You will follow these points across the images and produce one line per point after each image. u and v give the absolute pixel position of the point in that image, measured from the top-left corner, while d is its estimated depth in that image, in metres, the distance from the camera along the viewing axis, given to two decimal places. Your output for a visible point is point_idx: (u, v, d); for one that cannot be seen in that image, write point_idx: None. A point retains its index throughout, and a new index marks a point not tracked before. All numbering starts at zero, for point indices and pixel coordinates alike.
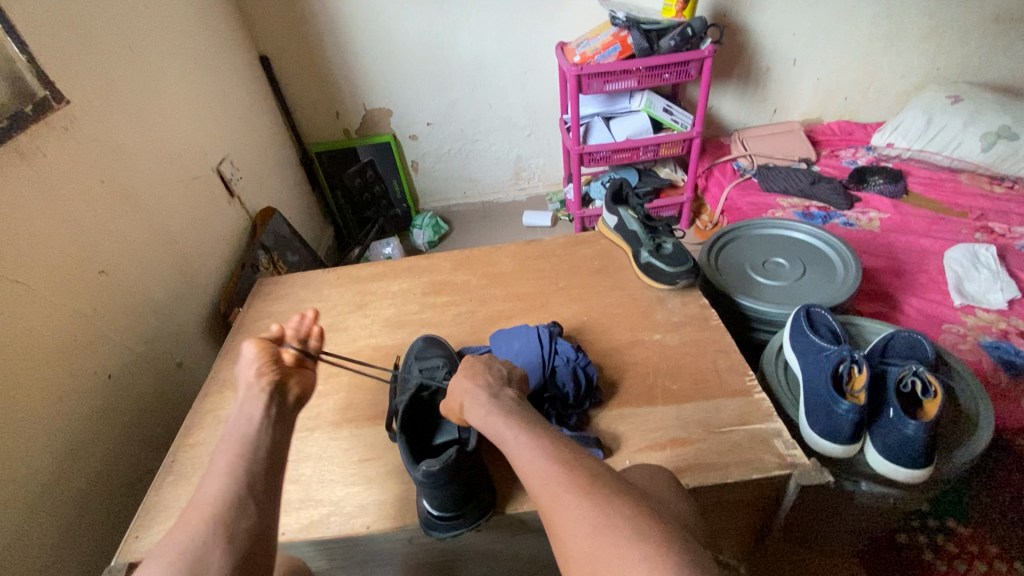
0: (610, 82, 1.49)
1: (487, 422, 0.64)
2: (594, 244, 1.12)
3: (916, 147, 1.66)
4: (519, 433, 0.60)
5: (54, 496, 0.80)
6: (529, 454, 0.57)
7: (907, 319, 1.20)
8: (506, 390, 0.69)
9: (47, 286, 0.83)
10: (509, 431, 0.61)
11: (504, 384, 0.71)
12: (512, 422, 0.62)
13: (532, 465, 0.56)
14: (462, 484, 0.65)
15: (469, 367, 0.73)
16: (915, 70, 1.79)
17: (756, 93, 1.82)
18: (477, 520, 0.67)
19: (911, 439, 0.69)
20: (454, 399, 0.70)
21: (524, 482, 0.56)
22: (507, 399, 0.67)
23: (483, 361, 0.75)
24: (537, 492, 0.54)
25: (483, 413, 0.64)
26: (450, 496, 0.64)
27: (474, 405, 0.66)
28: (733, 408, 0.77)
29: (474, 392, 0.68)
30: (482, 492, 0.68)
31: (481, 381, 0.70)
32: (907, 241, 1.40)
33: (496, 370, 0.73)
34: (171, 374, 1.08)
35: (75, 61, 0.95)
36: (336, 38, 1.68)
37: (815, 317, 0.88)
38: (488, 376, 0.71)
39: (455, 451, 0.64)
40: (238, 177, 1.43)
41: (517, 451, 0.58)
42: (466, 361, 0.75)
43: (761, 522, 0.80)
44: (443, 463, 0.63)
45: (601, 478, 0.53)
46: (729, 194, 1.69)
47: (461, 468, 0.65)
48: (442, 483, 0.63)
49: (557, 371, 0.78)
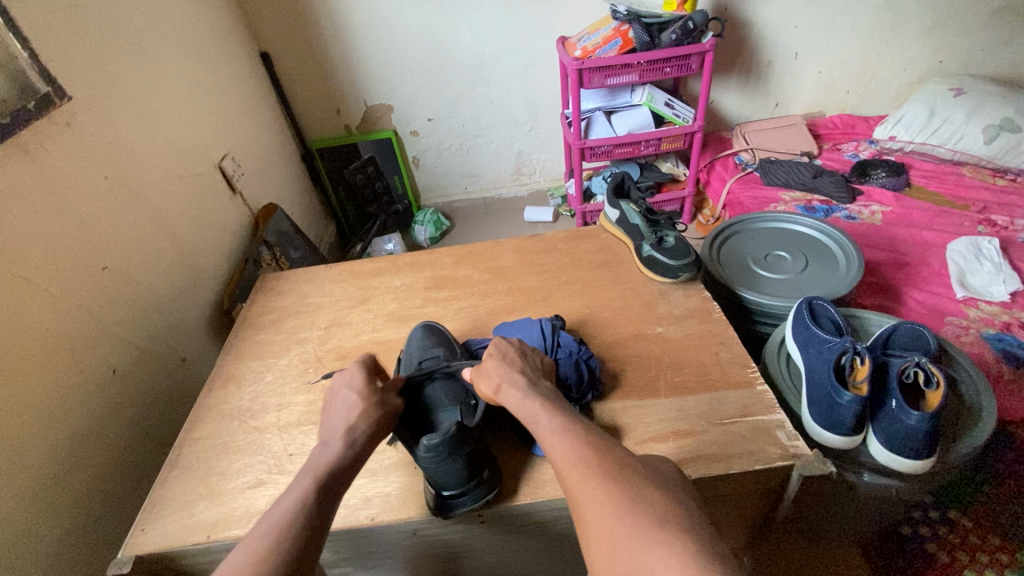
0: (612, 75, 1.49)
1: (524, 405, 0.64)
2: (596, 238, 1.12)
3: (919, 140, 1.65)
4: (553, 416, 0.61)
5: (59, 490, 0.80)
6: (560, 437, 0.58)
7: (909, 312, 1.20)
8: (542, 380, 0.69)
9: (51, 281, 0.83)
10: (545, 415, 0.62)
11: (540, 375, 0.71)
12: (547, 406, 0.63)
13: (563, 446, 0.57)
14: (467, 456, 0.66)
15: (506, 351, 0.73)
16: (917, 62, 1.79)
17: (758, 87, 1.82)
18: (486, 493, 0.68)
19: (913, 429, 0.69)
20: (492, 379, 0.69)
21: (552, 460, 0.57)
22: (544, 387, 0.67)
23: (516, 346, 0.74)
24: (564, 470, 0.55)
25: (522, 395, 0.65)
26: (455, 470, 0.66)
27: (512, 389, 0.66)
28: (735, 400, 0.77)
29: (512, 377, 0.68)
30: (487, 466, 0.70)
31: (519, 368, 0.70)
32: (910, 234, 1.40)
33: (532, 358, 0.73)
34: (174, 369, 1.09)
35: (78, 58, 0.95)
36: (337, 34, 1.68)
37: (817, 309, 0.88)
38: (525, 364, 0.71)
39: (455, 424, 0.65)
40: (239, 173, 1.43)
41: (549, 433, 0.60)
42: (501, 342, 0.75)
43: (764, 513, 0.80)
44: (444, 436, 0.64)
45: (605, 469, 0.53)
46: (731, 188, 1.69)
47: (464, 440, 0.66)
48: (445, 455, 0.65)
49: (562, 366, 0.78)
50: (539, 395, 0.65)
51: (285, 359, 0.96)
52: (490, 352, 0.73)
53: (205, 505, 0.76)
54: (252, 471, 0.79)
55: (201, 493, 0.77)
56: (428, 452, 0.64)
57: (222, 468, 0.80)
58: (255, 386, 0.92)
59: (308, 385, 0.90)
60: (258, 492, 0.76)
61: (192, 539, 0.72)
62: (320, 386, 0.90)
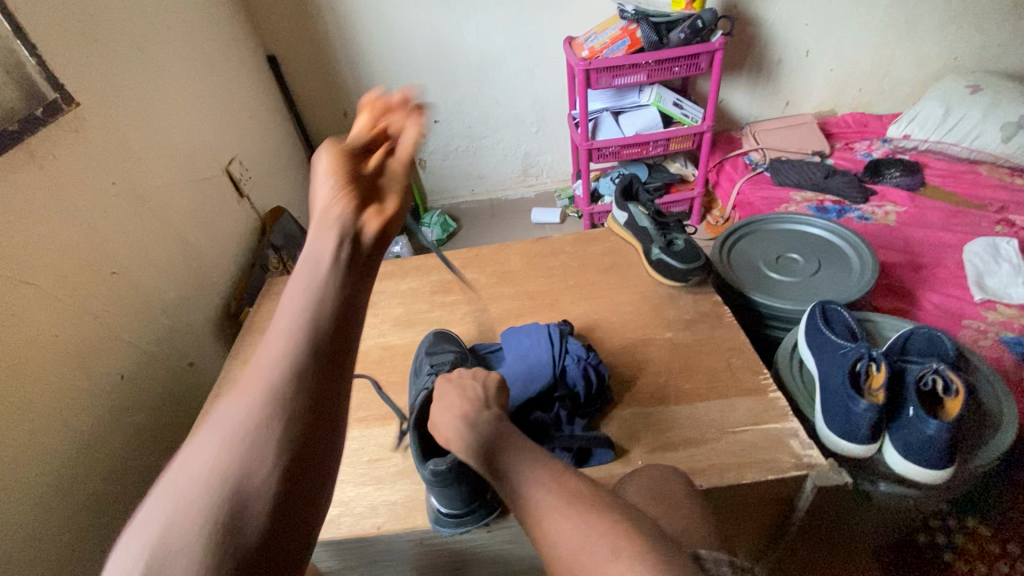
0: (619, 75, 1.48)
1: (472, 457, 0.55)
2: (604, 241, 1.10)
3: (934, 138, 1.61)
4: (506, 446, 0.54)
5: (67, 496, 0.80)
6: (515, 474, 0.52)
7: (924, 315, 1.17)
8: (485, 416, 0.58)
9: (59, 288, 0.83)
10: (494, 464, 0.53)
11: (482, 407, 0.59)
12: (495, 454, 0.54)
13: (519, 485, 0.51)
14: (470, 481, 0.64)
15: (445, 395, 0.63)
16: (932, 59, 1.75)
17: (768, 85, 1.79)
18: (486, 515, 0.67)
19: (932, 438, 0.67)
20: (438, 432, 0.60)
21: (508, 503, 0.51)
22: (488, 429, 0.57)
23: (455, 381, 0.64)
24: (520, 505, 0.50)
25: (464, 448, 0.56)
26: (459, 493, 0.64)
27: (458, 440, 0.57)
28: (747, 407, 0.75)
29: (457, 427, 0.58)
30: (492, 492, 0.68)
31: (462, 411, 0.59)
32: (925, 234, 1.37)
33: (472, 389, 0.63)
34: (182, 373, 1.09)
35: (86, 66, 0.95)
36: (344, 38, 1.68)
37: (831, 313, 0.87)
38: (465, 403, 0.60)
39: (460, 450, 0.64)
40: (247, 177, 1.43)
41: (502, 476, 0.52)
42: (441, 383, 0.66)
43: (777, 523, 0.78)
44: (449, 463, 0.62)
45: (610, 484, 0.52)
46: (741, 188, 1.67)
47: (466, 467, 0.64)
48: (451, 480, 0.63)
49: (527, 390, 0.76)
50: (482, 442, 0.55)
51: None
52: (435, 396, 0.64)
53: None
54: None
55: None
56: (433, 476, 0.63)
57: None
58: None
59: None
60: None
61: None
62: None
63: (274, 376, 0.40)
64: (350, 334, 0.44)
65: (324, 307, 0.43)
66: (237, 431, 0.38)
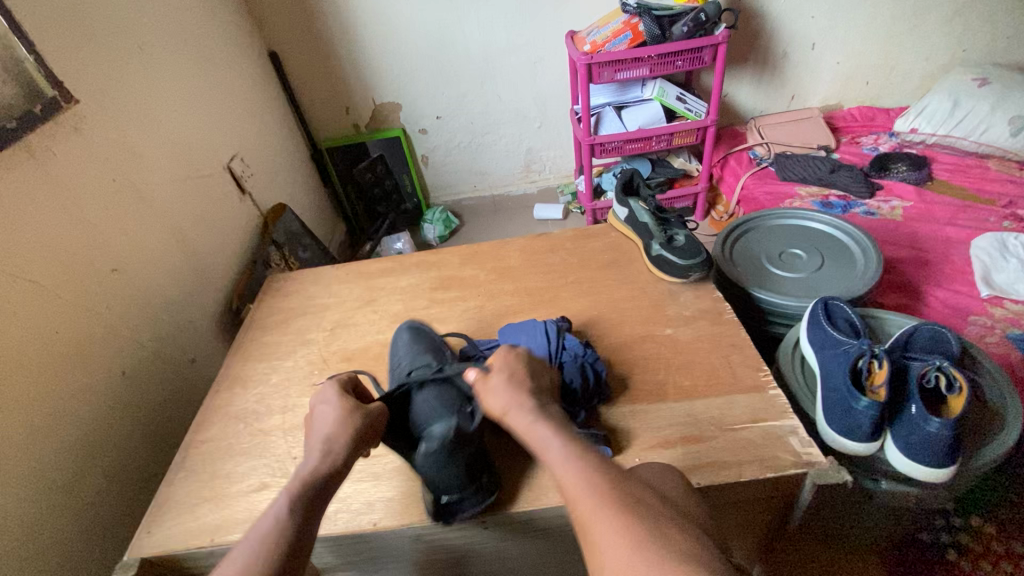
0: (621, 70, 1.46)
1: (532, 431, 0.60)
2: (604, 236, 1.09)
3: (941, 132, 1.59)
4: (567, 443, 0.57)
5: (67, 492, 0.81)
6: (571, 468, 0.55)
7: (930, 311, 1.16)
8: (552, 405, 0.64)
9: (60, 285, 0.84)
10: (557, 441, 0.58)
11: (548, 397, 0.66)
12: (559, 432, 0.59)
13: (577, 480, 0.53)
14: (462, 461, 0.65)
15: (507, 366, 0.67)
16: (941, 51, 1.72)
17: (773, 79, 1.77)
18: (482, 498, 0.67)
19: (934, 436, 0.66)
20: (494, 402, 0.64)
21: (561, 489, 0.54)
22: (554, 412, 0.63)
23: (520, 359, 0.69)
24: (574, 500, 0.52)
25: (529, 421, 0.61)
26: (452, 473, 0.65)
27: (519, 414, 0.62)
28: (746, 404, 0.75)
29: (520, 400, 0.63)
30: (484, 471, 0.69)
31: (527, 390, 0.65)
32: (932, 230, 1.35)
33: (538, 376, 0.68)
34: (183, 370, 1.09)
35: (85, 63, 0.96)
36: (345, 34, 1.67)
37: (833, 309, 0.85)
38: (530, 384, 0.66)
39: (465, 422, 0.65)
40: (248, 174, 1.44)
41: (560, 461, 0.56)
42: (504, 356, 0.69)
43: (776, 522, 0.77)
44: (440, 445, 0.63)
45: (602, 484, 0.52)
46: (745, 184, 1.65)
47: (467, 441, 0.65)
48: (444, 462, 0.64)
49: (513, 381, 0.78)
50: (548, 420, 0.61)
51: (291, 361, 0.96)
52: (494, 368, 0.67)
53: (209, 507, 0.75)
54: (256, 474, 0.79)
55: (206, 496, 0.77)
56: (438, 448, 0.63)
57: (226, 471, 0.80)
58: (261, 388, 0.92)
59: (313, 387, 0.90)
60: (261, 495, 0.76)
61: (195, 542, 0.71)
62: (324, 388, 0.89)
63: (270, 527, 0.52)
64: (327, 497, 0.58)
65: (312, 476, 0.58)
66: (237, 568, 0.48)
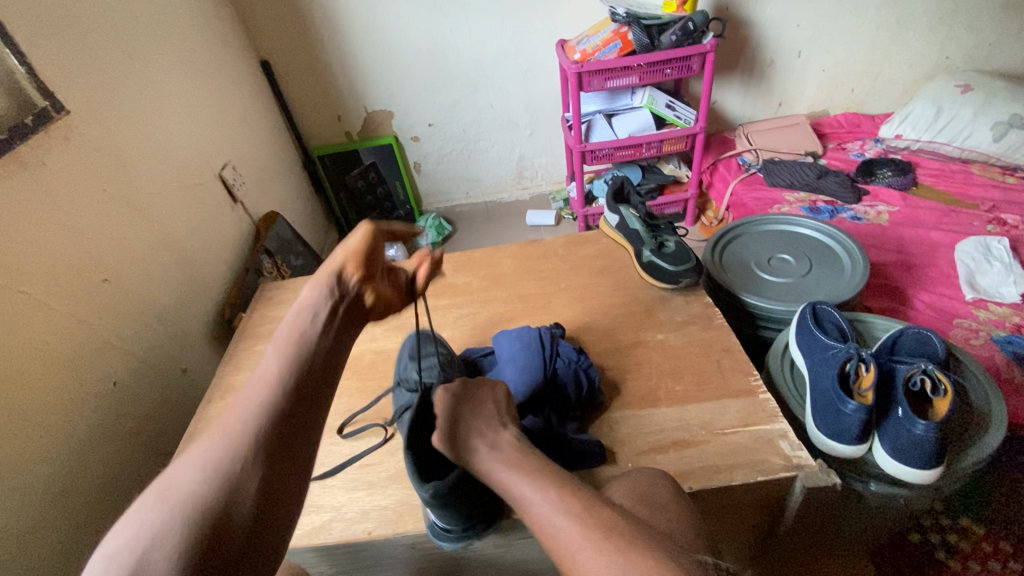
0: (611, 78, 1.48)
1: (496, 477, 0.59)
2: (596, 243, 1.10)
3: (926, 138, 1.62)
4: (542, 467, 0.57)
5: (58, 504, 0.80)
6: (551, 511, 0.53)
7: (917, 315, 1.17)
8: (502, 436, 0.64)
9: (51, 296, 0.83)
10: (522, 487, 0.56)
11: (498, 427, 0.66)
12: (526, 477, 0.57)
13: (553, 523, 0.52)
14: (466, 501, 0.63)
15: (455, 407, 0.67)
16: (924, 59, 1.76)
17: (761, 86, 1.80)
18: (485, 527, 0.67)
19: (921, 439, 0.68)
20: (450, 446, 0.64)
21: (541, 536, 0.53)
22: (507, 447, 0.62)
23: (466, 395, 0.69)
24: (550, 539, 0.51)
25: (484, 468, 0.60)
26: (456, 509, 0.63)
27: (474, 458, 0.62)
28: (737, 409, 0.75)
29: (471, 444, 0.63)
30: (488, 506, 0.67)
31: (475, 427, 0.65)
32: (916, 234, 1.37)
33: (489, 410, 0.68)
34: (176, 380, 1.09)
35: (78, 75, 0.96)
36: (337, 43, 1.68)
37: (821, 314, 0.87)
38: (481, 420, 0.66)
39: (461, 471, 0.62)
40: (240, 182, 1.44)
41: (533, 503, 0.55)
42: (449, 395, 0.68)
43: (768, 526, 0.78)
44: (450, 484, 0.61)
45: (579, 508, 0.52)
46: (734, 189, 1.67)
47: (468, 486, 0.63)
48: (445, 502, 0.61)
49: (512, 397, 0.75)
50: (510, 460, 0.60)
51: None
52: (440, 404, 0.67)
53: None
54: None
55: None
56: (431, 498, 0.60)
57: None
58: None
59: None
60: None
61: None
62: None
63: (224, 449, 0.46)
64: (316, 400, 0.53)
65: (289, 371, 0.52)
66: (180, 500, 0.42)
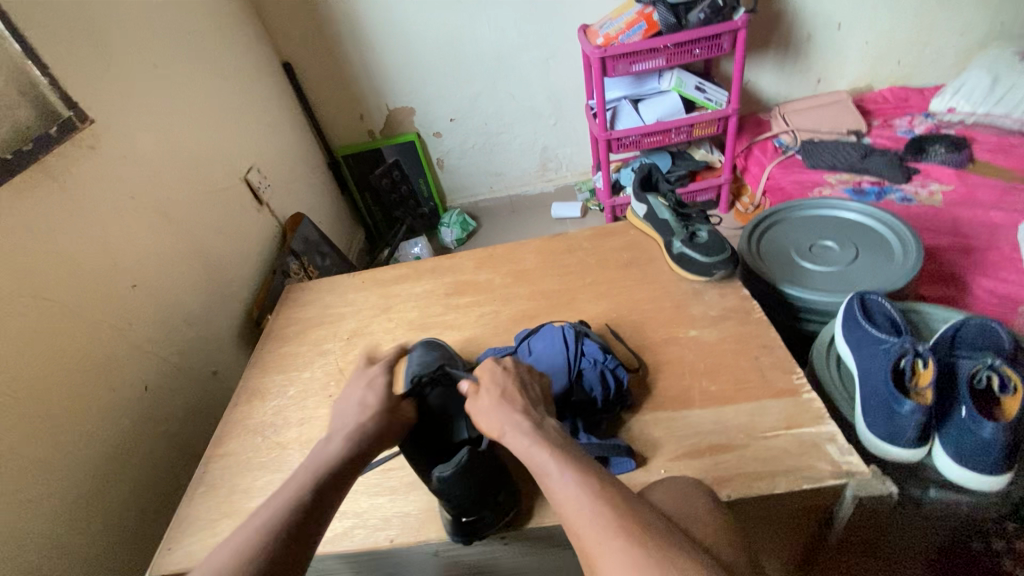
0: (636, 62, 1.42)
1: (531, 455, 0.56)
2: (622, 235, 1.06)
3: (981, 110, 1.51)
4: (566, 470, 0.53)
5: (94, 508, 0.82)
6: (573, 496, 0.51)
7: (976, 303, 1.09)
8: (548, 420, 0.62)
9: (82, 304, 0.85)
10: (555, 466, 0.54)
11: (543, 411, 0.63)
12: (557, 455, 0.55)
13: (586, 515, 0.49)
14: (475, 479, 0.61)
15: (506, 387, 0.65)
16: (978, 25, 1.63)
17: (797, 63, 1.70)
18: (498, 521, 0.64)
19: (987, 442, 0.61)
20: (493, 422, 0.61)
21: (567, 524, 0.51)
22: (552, 430, 0.60)
23: (519, 376, 0.67)
24: (574, 528, 0.50)
25: (527, 443, 0.57)
26: (467, 502, 0.62)
27: (515, 434, 0.59)
28: (778, 410, 0.70)
29: (515, 419, 0.60)
30: (502, 479, 0.65)
31: (522, 405, 0.62)
32: (975, 214, 1.27)
33: (533, 393, 0.66)
34: (206, 382, 1.10)
35: (101, 86, 0.97)
36: (357, 42, 1.67)
37: (870, 305, 0.80)
38: (524, 400, 0.63)
39: (467, 453, 0.61)
40: (265, 185, 1.44)
41: (563, 491, 0.52)
42: (491, 372, 0.67)
43: (813, 535, 0.72)
44: (456, 469, 0.60)
45: (616, 509, 0.49)
46: (771, 173, 1.58)
47: (476, 469, 0.62)
48: (457, 486, 0.60)
49: None
50: (545, 438, 0.58)
51: (309, 372, 0.94)
52: (483, 386, 0.65)
53: (229, 523, 0.74)
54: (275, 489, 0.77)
55: (225, 511, 0.76)
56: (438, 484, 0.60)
57: (245, 486, 0.78)
58: (279, 401, 0.90)
59: (330, 398, 0.89)
60: None
61: None
62: None
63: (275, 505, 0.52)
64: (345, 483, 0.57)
65: (322, 469, 0.56)
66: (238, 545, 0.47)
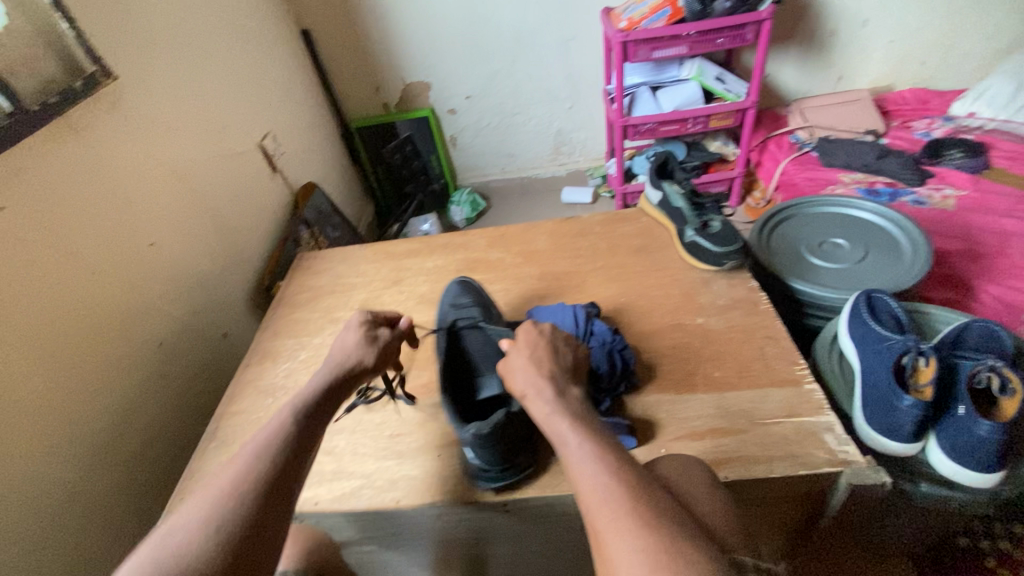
0: (658, 48, 1.41)
1: (551, 422, 0.57)
2: (635, 221, 1.07)
3: (1002, 117, 1.50)
4: (583, 440, 0.54)
5: (107, 456, 0.84)
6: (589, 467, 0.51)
7: (981, 309, 1.10)
8: (571, 388, 0.62)
9: (103, 258, 0.86)
10: (573, 436, 0.55)
11: (570, 378, 0.63)
12: (577, 426, 0.56)
13: (592, 481, 0.50)
14: (510, 440, 0.65)
15: (535, 348, 0.66)
16: (1006, 29, 1.61)
17: (820, 57, 1.68)
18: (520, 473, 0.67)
19: (983, 440, 0.63)
20: (518, 382, 0.63)
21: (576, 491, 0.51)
22: (574, 399, 0.60)
23: (548, 337, 0.68)
24: (588, 507, 0.49)
25: (546, 410, 0.58)
26: (498, 454, 0.64)
27: (538, 400, 0.60)
28: (780, 398, 0.72)
29: (539, 384, 0.61)
30: (526, 450, 0.68)
31: (547, 370, 0.63)
32: (987, 222, 1.27)
33: (564, 359, 0.66)
34: (217, 343, 1.12)
35: (124, 43, 0.97)
36: (377, 13, 1.66)
37: (876, 303, 0.81)
38: (553, 365, 0.64)
39: (503, 414, 0.64)
40: (280, 152, 1.45)
41: (575, 459, 0.53)
42: (528, 333, 0.68)
43: (804, 520, 0.75)
44: (492, 426, 0.62)
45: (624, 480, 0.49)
46: (786, 169, 1.59)
47: (509, 426, 0.64)
48: (490, 441, 0.63)
49: None
50: (567, 410, 0.58)
51: (320, 338, 0.96)
52: (517, 347, 0.67)
53: None
54: None
55: None
56: (473, 439, 0.63)
57: None
58: (290, 363, 0.92)
59: None
60: None
61: None
62: None
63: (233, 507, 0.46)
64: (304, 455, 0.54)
65: (289, 428, 0.55)
66: (219, 494, 0.47)
